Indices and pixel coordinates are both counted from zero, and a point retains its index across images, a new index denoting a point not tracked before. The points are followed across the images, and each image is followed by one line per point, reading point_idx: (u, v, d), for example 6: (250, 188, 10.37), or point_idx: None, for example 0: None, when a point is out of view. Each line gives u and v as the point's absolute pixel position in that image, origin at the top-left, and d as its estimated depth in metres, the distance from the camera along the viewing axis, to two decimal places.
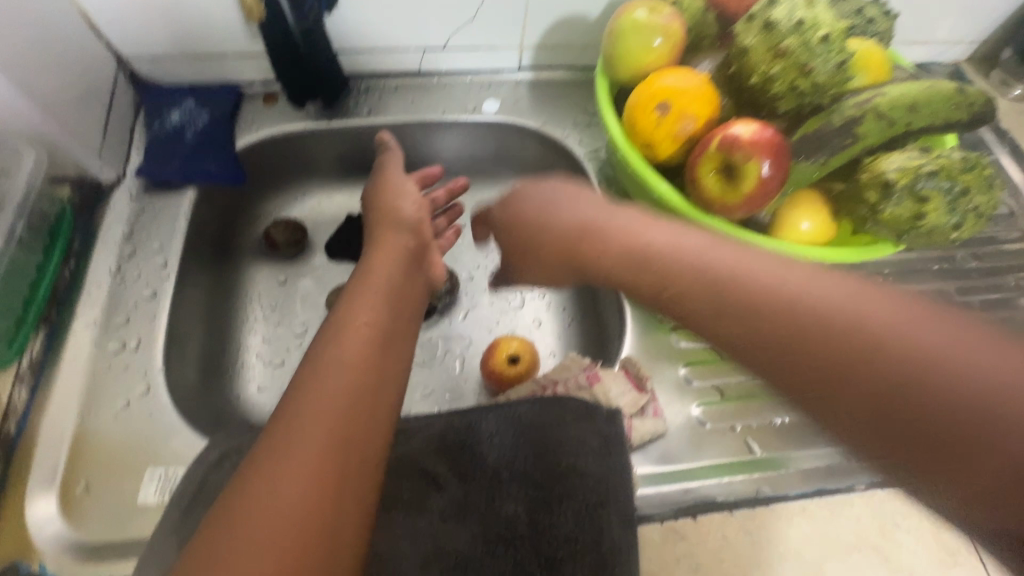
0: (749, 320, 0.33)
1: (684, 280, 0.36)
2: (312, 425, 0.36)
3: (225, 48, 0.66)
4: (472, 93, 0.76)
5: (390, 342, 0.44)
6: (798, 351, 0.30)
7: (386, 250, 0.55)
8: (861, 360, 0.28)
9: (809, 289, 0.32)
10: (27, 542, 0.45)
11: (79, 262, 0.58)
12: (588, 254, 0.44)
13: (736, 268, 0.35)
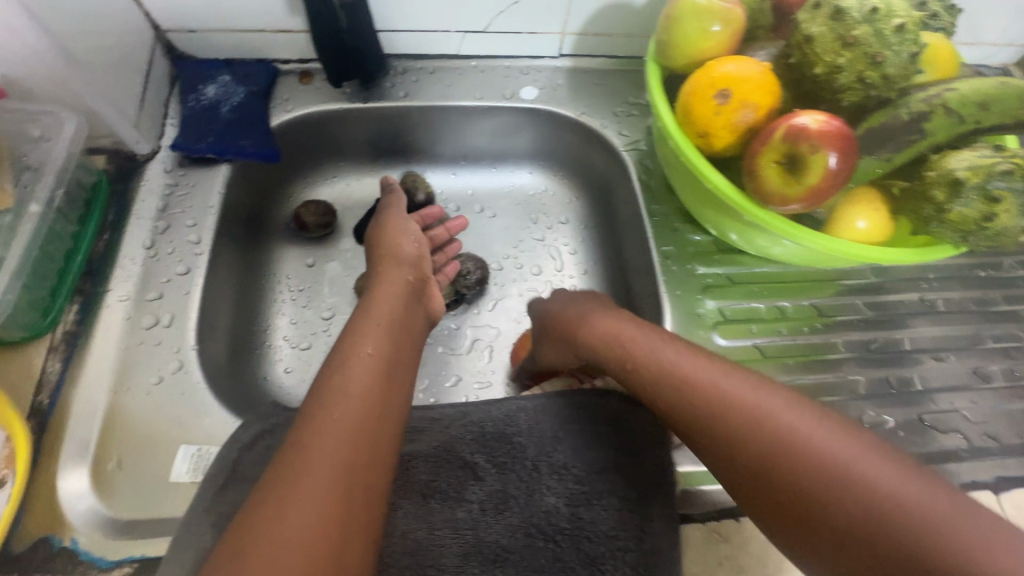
0: (724, 443, 0.38)
1: (670, 396, 0.42)
2: (321, 454, 0.38)
3: (264, 23, 0.65)
4: (510, 79, 0.74)
5: (391, 370, 0.46)
6: (761, 480, 0.36)
7: (389, 280, 0.57)
8: (808, 495, 0.34)
9: (775, 418, 0.37)
10: (57, 517, 0.44)
11: (113, 235, 0.57)
12: (596, 349, 0.50)
13: (715, 390, 0.40)
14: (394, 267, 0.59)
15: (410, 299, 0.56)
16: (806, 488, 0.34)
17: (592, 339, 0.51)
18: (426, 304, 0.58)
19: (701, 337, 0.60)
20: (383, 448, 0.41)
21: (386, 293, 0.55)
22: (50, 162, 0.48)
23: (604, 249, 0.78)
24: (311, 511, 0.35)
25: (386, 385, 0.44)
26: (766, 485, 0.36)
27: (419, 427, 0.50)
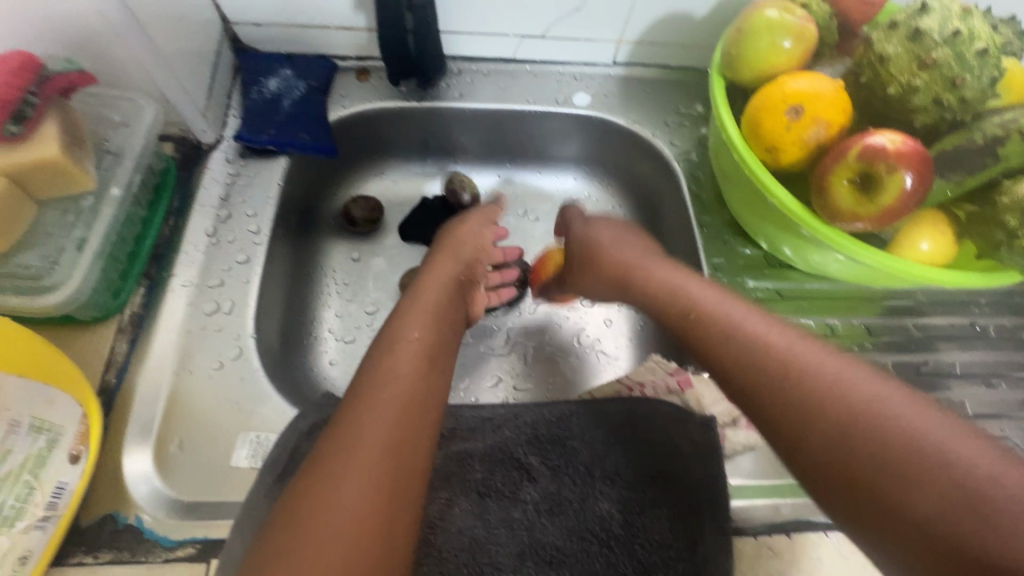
0: (785, 404, 0.34)
1: (729, 355, 0.39)
2: (366, 432, 0.37)
3: (329, 19, 0.66)
4: (562, 85, 0.75)
5: (435, 358, 0.45)
6: (821, 448, 0.32)
7: (437, 275, 0.56)
8: (881, 466, 0.29)
9: (850, 384, 0.33)
10: (122, 494, 0.45)
11: (178, 221, 0.58)
12: (650, 294, 0.50)
13: (782, 349, 0.36)
14: (448, 262, 0.58)
15: (455, 294, 0.55)
16: (880, 461, 0.30)
17: (640, 286, 0.52)
18: (467, 302, 0.58)
19: None
20: (424, 427, 0.40)
21: (431, 285, 0.54)
22: (130, 148, 0.50)
23: None
24: (357, 491, 0.34)
25: (429, 370, 0.43)
26: (828, 452, 0.31)
27: (472, 427, 0.51)
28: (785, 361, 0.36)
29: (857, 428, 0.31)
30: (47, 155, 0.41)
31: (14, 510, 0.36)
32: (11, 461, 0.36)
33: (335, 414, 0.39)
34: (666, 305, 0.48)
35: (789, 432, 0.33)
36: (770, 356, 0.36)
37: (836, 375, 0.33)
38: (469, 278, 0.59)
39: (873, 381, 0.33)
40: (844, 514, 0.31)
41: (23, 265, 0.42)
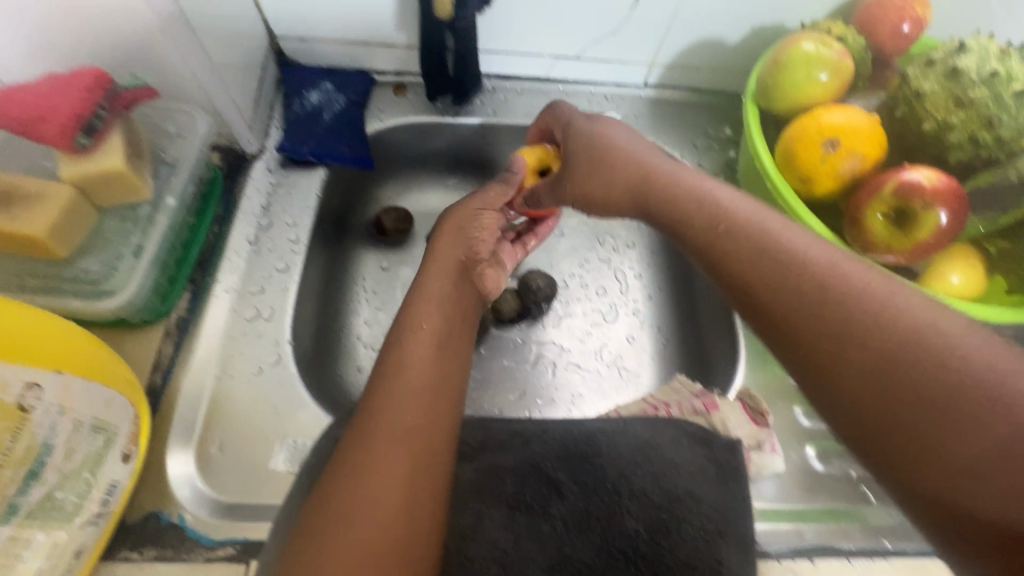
0: (831, 337, 0.33)
1: (772, 284, 0.37)
2: (388, 432, 0.39)
3: (371, 36, 0.68)
4: (595, 104, 0.76)
5: (446, 349, 0.45)
6: (861, 384, 0.32)
7: (440, 266, 0.51)
8: (922, 408, 0.30)
9: (909, 322, 0.32)
10: (166, 493, 0.46)
11: (222, 228, 0.60)
12: (670, 203, 0.45)
13: (837, 278, 0.35)
14: (450, 245, 0.53)
15: (461, 279, 0.51)
16: (923, 400, 0.30)
17: (664, 194, 0.46)
18: (479, 282, 0.53)
19: (775, 375, 0.61)
20: (441, 420, 0.41)
21: (437, 280, 0.50)
22: (185, 159, 0.52)
23: (671, 276, 0.80)
24: (389, 498, 0.36)
25: (440, 367, 0.43)
26: (868, 389, 0.32)
27: (502, 440, 0.53)
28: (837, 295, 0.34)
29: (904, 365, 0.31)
30: (114, 166, 0.43)
31: (75, 506, 0.37)
32: (74, 459, 0.37)
33: (358, 416, 0.40)
34: (691, 222, 0.43)
35: (827, 366, 0.33)
36: (820, 286, 0.35)
37: (890, 311, 0.33)
38: (476, 258, 0.54)
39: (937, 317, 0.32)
40: (865, 444, 0.32)
41: (84, 271, 0.44)
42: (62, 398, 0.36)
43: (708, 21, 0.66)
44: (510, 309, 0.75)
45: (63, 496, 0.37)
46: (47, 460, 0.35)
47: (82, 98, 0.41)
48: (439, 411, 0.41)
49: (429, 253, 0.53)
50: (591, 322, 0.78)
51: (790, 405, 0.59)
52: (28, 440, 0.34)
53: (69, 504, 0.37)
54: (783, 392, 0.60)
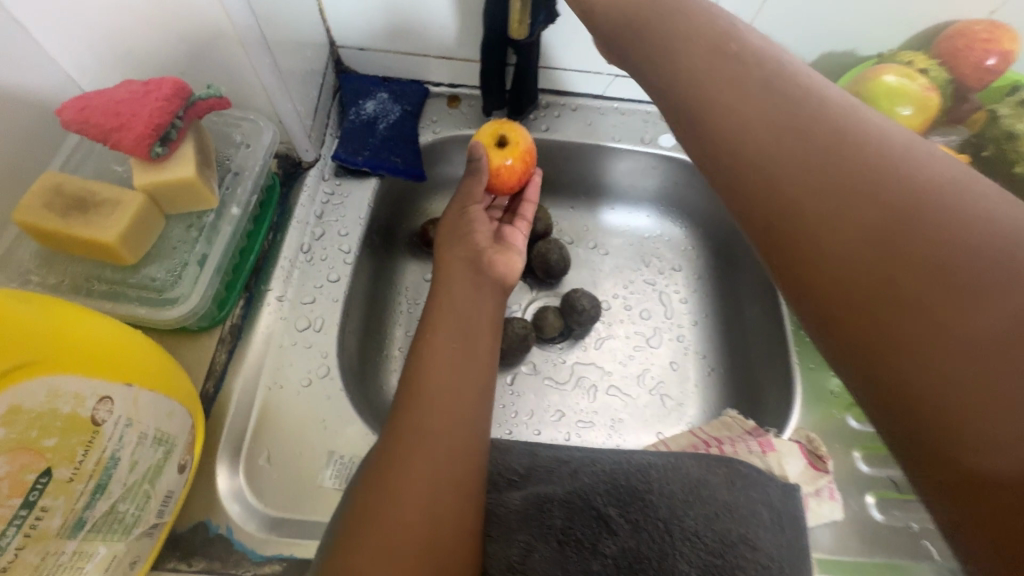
0: (820, 206, 0.27)
1: (761, 141, 0.30)
2: (417, 430, 0.45)
3: (431, 48, 0.67)
4: (649, 124, 0.75)
5: (466, 343, 0.50)
6: (834, 263, 0.26)
7: (451, 272, 0.57)
8: (916, 293, 0.24)
9: (917, 195, 0.25)
10: (214, 504, 0.46)
11: (277, 235, 0.60)
12: (681, 42, 0.36)
13: (839, 139, 0.28)
14: (452, 244, 0.60)
15: (476, 276, 0.57)
16: (923, 290, 0.24)
17: (680, 31, 0.36)
18: (492, 270, 0.59)
19: (834, 417, 0.59)
20: (464, 411, 0.47)
21: (454, 292, 0.54)
22: (250, 167, 0.52)
23: (718, 304, 0.78)
24: (418, 480, 0.43)
25: (462, 368, 0.49)
26: (849, 273, 0.26)
27: (550, 466, 0.53)
28: (836, 160, 0.28)
29: (897, 245, 0.25)
30: (185, 177, 0.43)
31: (134, 517, 0.37)
32: (138, 470, 0.36)
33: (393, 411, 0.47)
34: (686, 75, 0.34)
35: (805, 247, 0.28)
36: (815, 149, 0.28)
37: (898, 181, 0.26)
38: (480, 249, 0.60)
39: (961, 198, 0.25)
40: (834, 333, 0.27)
41: (149, 278, 0.44)
42: (129, 410, 0.35)
43: None
44: (553, 329, 0.72)
45: (124, 508, 0.36)
46: (113, 473, 0.34)
47: (160, 109, 0.41)
48: (463, 404, 0.47)
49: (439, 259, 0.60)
50: (634, 344, 0.76)
51: (848, 450, 0.57)
52: (99, 453, 0.33)
53: (130, 515, 0.36)
54: (839, 435, 0.58)
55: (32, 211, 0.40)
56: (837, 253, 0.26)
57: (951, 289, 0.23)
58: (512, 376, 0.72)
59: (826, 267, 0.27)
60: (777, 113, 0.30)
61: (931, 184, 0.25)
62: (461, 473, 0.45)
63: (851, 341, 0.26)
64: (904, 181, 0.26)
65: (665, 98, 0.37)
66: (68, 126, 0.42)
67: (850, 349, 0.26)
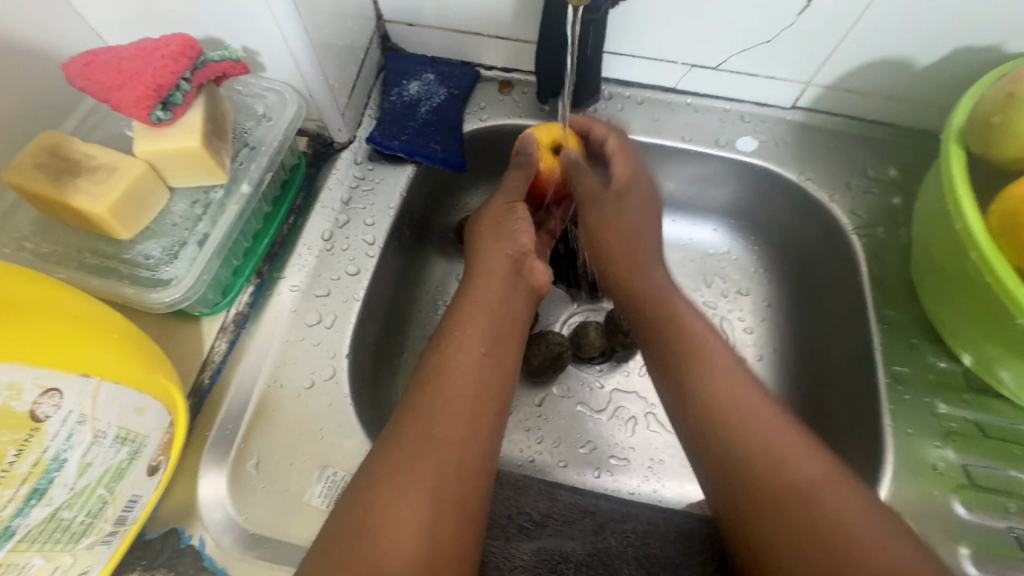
0: (712, 404, 0.44)
1: (675, 347, 0.48)
2: (407, 455, 0.38)
3: (483, 26, 0.60)
4: (726, 124, 0.64)
5: (490, 355, 0.45)
6: (708, 408, 0.44)
7: (486, 268, 0.50)
8: (763, 462, 0.41)
9: (749, 397, 0.44)
10: (192, 509, 0.42)
11: (298, 220, 0.55)
12: (616, 251, 0.53)
13: (704, 351, 0.47)
14: (495, 240, 0.52)
15: (513, 278, 0.50)
16: (765, 460, 0.41)
17: (619, 230, 0.53)
18: (530, 277, 0.52)
19: (937, 499, 0.47)
20: (476, 431, 0.41)
21: (484, 292, 0.48)
22: (267, 142, 0.48)
23: (795, 337, 0.65)
24: (414, 503, 0.37)
25: (482, 385, 0.43)
26: (712, 418, 0.43)
27: (570, 517, 0.45)
28: (706, 365, 0.46)
29: (742, 397, 0.44)
30: (187, 147, 0.39)
31: (83, 526, 0.33)
32: (89, 475, 0.32)
33: (395, 417, 0.41)
34: (627, 292, 0.53)
35: (703, 425, 0.44)
36: (699, 363, 0.46)
37: (739, 387, 0.44)
38: (525, 251, 0.52)
39: (763, 406, 0.43)
40: (701, 454, 0.44)
41: (143, 255, 0.41)
42: (84, 406, 0.31)
43: (896, 36, 0.53)
44: (593, 348, 0.63)
45: (70, 515, 0.31)
46: (55, 477, 0.30)
47: (165, 70, 0.37)
48: (475, 422, 0.41)
49: (474, 253, 0.53)
50: None
51: (953, 545, 0.45)
52: (36, 454, 0.29)
53: (75, 523, 0.32)
54: (944, 526, 0.45)
55: (23, 172, 0.37)
56: (704, 403, 0.44)
57: (770, 455, 0.41)
58: (542, 397, 0.64)
59: (708, 439, 0.43)
60: (674, 314, 0.49)
61: (749, 383, 0.45)
62: (462, 502, 0.38)
63: (708, 459, 0.43)
64: (740, 381, 0.45)
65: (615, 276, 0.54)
66: (73, 82, 0.38)
67: (705, 463, 0.43)
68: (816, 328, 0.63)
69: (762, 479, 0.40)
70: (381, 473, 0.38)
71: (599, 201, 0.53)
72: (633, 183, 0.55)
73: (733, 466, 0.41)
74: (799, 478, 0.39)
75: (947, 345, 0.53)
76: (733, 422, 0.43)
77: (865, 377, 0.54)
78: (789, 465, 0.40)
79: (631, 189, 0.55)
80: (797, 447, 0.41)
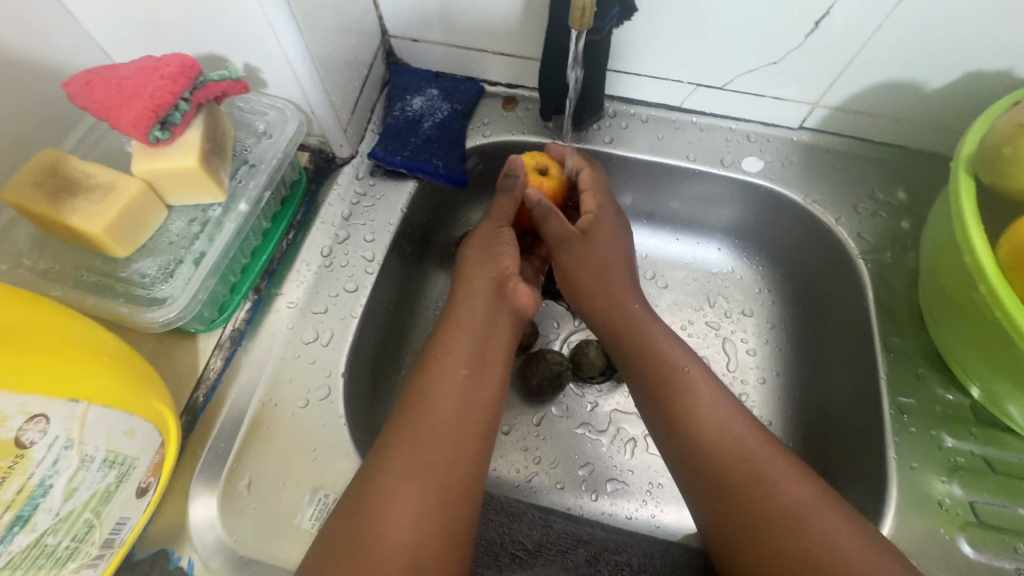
0: (694, 432, 0.43)
1: (656, 373, 0.47)
2: (396, 478, 0.38)
3: (488, 43, 0.60)
4: (731, 144, 0.63)
5: (474, 376, 0.44)
6: (691, 435, 0.43)
7: (470, 290, 0.49)
8: (752, 490, 0.40)
9: (733, 423, 0.43)
10: (182, 529, 0.42)
11: (298, 235, 0.55)
12: (588, 282, 0.53)
13: (686, 376, 0.46)
14: (478, 263, 0.51)
15: (496, 301, 0.49)
16: (755, 487, 0.40)
17: (593, 261, 0.53)
18: (514, 298, 0.50)
19: (941, 537, 0.45)
20: (462, 455, 0.40)
21: (470, 313, 0.48)
22: (267, 160, 0.47)
23: (799, 361, 0.64)
24: (399, 530, 0.36)
25: (464, 405, 0.42)
26: (696, 446, 0.43)
27: (563, 546, 0.44)
28: (687, 390, 0.45)
29: (724, 422, 0.43)
30: (186, 165, 0.39)
31: (69, 550, 0.32)
32: (76, 499, 0.31)
33: (378, 441, 0.41)
34: (604, 321, 0.52)
35: (688, 454, 0.43)
36: (679, 389, 0.45)
37: (722, 412, 0.44)
38: (508, 273, 0.51)
39: (751, 432, 0.43)
40: (690, 484, 0.43)
41: (139, 273, 0.41)
42: (71, 431, 0.31)
43: (907, 59, 0.52)
44: (593, 368, 0.63)
45: (55, 540, 0.31)
46: (40, 503, 0.30)
47: (165, 89, 0.37)
48: (462, 445, 0.41)
49: (461, 275, 0.52)
50: None
51: None
52: (21, 480, 0.28)
53: (61, 548, 0.32)
54: (947, 563, 0.44)
55: (21, 190, 0.37)
56: (688, 432, 0.44)
57: (759, 481, 0.40)
58: (540, 417, 0.64)
59: (695, 468, 0.43)
60: (650, 341, 0.49)
61: (732, 408, 0.44)
62: (449, 531, 0.38)
63: (697, 489, 0.43)
64: (722, 405, 0.44)
65: (590, 306, 0.53)
66: (74, 100, 0.38)
67: (694, 495, 0.43)
68: (821, 352, 0.62)
69: (752, 507, 0.39)
70: (371, 496, 0.37)
71: (571, 244, 0.52)
72: (600, 216, 0.54)
73: (723, 494, 0.41)
74: (789, 502, 0.39)
75: (954, 376, 0.51)
76: (715, 448, 0.42)
77: (869, 406, 0.53)
78: (777, 493, 0.39)
79: (598, 222, 0.54)
80: (786, 471, 0.40)
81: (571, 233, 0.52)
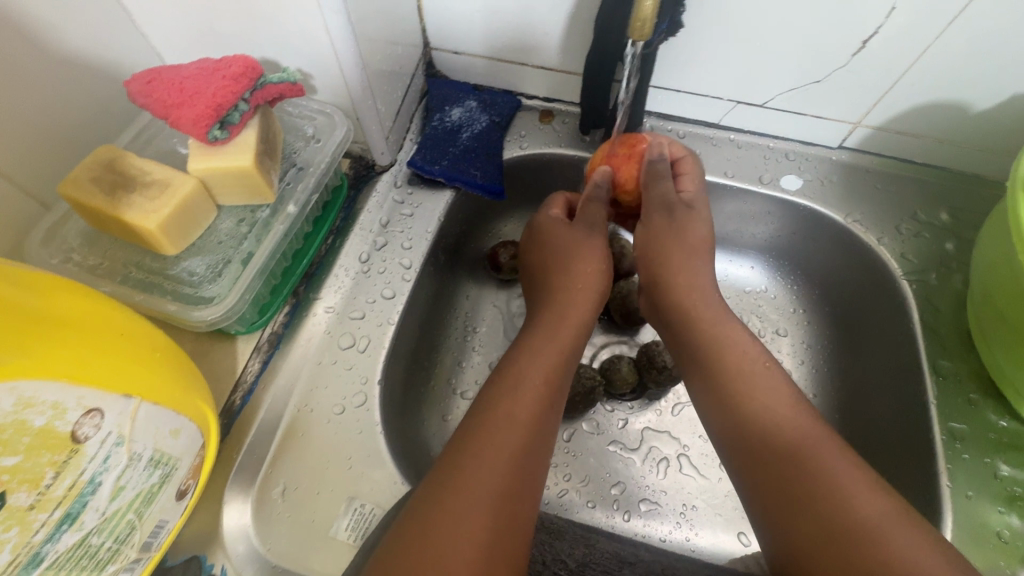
0: (770, 441, 0.42)
1: (733, 376, 0.46)
2: (477, 479, 0.38)
3: (529, 56, 0.60)
4: (770, 162, 0.63)
5: (552, 401, 0.45)
6: (765, 444, 0.42)
7: (566, 308, 0.51)
8: (823, 498, 0.38)
9: (800, 435, 0.42)
10: (216, 536, 0.41)
11: (336, 240, 0.55)
12: (666, 283, 0.52)
13: (754, 384, 0.45)
14: (585, 276, 0.53)
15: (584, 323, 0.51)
16: (823, 494, 0.38)
17: (677, 251, 0.53)
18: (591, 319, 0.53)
19: (1002, 570, 0.43)
20: (529, 475, 0.40)
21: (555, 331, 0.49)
22: (316, 163, 0.48)
23: (837, 383, 0.63)
24: (466, 540, 0.35)
25: (540, 426, 0.43)
26: (773, 460, 0.42)
27: (608, 567, 0.42)
28: (759, 396, 0.44)
29: (795, 433, 0.42)
30: (241, 165, 0.39)
31: (110, 552, 0.31)
32: (121, 498, 0.31)
33: (455, 445, 0.40)
34: (676, 321, 0.51)
35: (764, 462, 0.42)
36: (753, 395, 0.44)
37: (790, 421, 0.43)
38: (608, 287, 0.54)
39: (812, 445, 0.41)
40: (757, 505, 0.42)
41: (187, 271, 0.41)
42: (123, 428, 0.30)
43: (955, 80, 0.51)
44: (626, 384, 0.61)
45: (98, 541, 0.30)
46: (88, 501, 0.29)
47: (225, 88, 0.37)
48: (531, 465, 0.41)
49: (569, 268, 0.53)
50: None
51: None
52: (73, 476, 0.28)
53: (103, 550, 0.31)
54: None
55: (77, 183, 0.38)
56: (760, 439, 0.43)
57: (826, 490, 0.38)
58: (570, 433, 0.62)
59: (767, 477, 0.42)
60: (729, 345, 0.47)
61: (801, 421, 0.43)
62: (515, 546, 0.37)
63: (765, 514, 0.42)
64: (790, 414, 0.43)
65: (667, 305, 0.52)
66: (135, 98, 0.38)
67: (762, 513, 0.42)
68: (860, 375, 0.60)
69: (823, 518, 0.38)
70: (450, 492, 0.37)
71: (676, 210, 0.53)
72: (698, 200, 0.55)
73: (795, 503, 0.40)
74: (851, 523, 0.37)
75: (1007, 403, 0.50)
76: (791, 457, 0.41)
77: (918, 431, 0.51)
78: (851, 504, 0.37)
79: (698, 205, 0.55)
80: (861, 485, 0.38)
81: (678, 204, 0.54)
